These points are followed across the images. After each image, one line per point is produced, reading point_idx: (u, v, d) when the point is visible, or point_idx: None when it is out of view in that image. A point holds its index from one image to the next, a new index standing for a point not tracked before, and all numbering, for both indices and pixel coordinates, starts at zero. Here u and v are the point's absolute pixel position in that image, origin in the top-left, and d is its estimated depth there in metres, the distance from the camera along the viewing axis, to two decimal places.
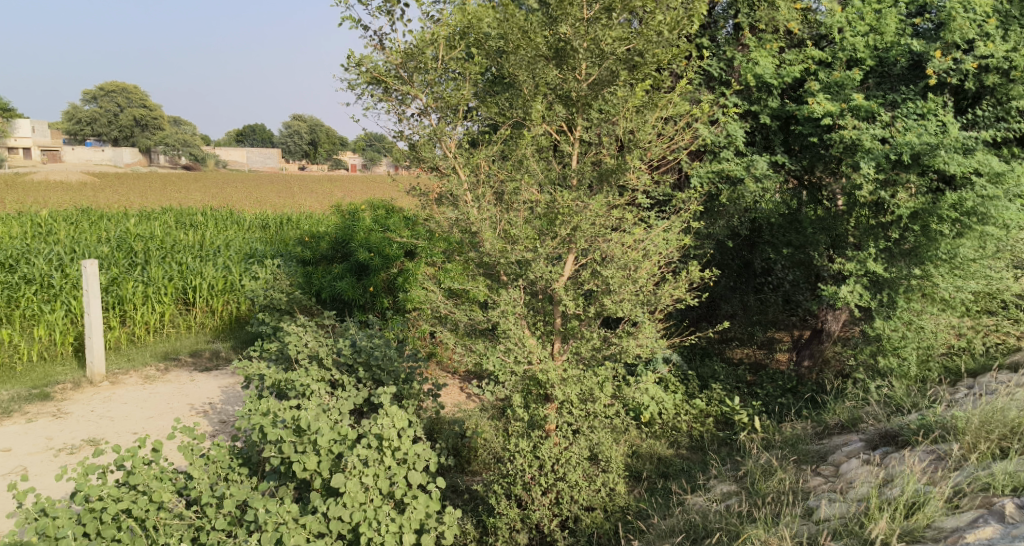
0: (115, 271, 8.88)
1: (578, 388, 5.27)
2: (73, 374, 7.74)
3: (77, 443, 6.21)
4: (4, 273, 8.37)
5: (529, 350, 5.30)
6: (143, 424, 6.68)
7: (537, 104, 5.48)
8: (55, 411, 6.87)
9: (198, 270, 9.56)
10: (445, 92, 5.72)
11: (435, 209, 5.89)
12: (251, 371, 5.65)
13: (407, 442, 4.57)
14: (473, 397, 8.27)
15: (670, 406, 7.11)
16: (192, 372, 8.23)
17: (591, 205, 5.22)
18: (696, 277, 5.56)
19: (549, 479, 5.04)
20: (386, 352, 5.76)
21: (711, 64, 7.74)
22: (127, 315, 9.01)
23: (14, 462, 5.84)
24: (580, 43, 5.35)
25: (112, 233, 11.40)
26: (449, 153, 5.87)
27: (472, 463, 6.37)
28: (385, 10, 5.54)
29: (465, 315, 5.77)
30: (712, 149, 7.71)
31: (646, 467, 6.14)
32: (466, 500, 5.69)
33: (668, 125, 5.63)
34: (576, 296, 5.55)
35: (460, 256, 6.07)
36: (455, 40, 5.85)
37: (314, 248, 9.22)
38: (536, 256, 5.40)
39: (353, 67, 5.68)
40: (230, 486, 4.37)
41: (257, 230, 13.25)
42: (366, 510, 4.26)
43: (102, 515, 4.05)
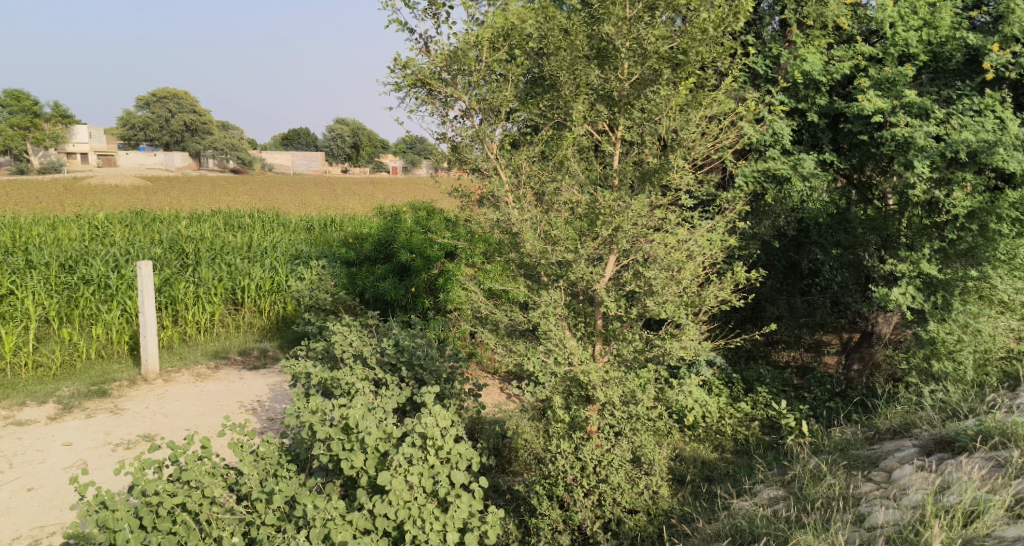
0: (168, 272, 9.15)
1: (621, 390, 5.24)
2: (128, 371, 8.00)
3: (133, 439, 6.40)
4: (64, 273, 8.69)
5: (570, 351, 5.30)
6: (195, 421, 6.86)
7: (578, 105, 5.47)
8: (112, 407, 7.12)
9: (246, 270, 9.79)
10: (487, 94, 5.77)
11: (476, 210, 5.96)
12: (298, 369, 5.76)
13: (451, 442, 4.62)
14: (514, 398, 8.29)
15: (714, 409, 7.00)
16: (241, 371, 8.41)
17: (633, 205, 5.20)
18: (741, 278, 5.48)
19: (591, 481, 5.05)
20: (428, 352, 5.81)
21: (757, 62, 7.65)
22: (179, 315, 9.26)
23: (75, 456, 6.05)
24: (622, 43, 5.35)
25: (164, 235, 11.68)
26: (491, 154, 5.87)
27: (514, 463, 6.40)
28: (430, 12, 5.60)
29: (506, 316, 5.79)
30: (757, 148, 7.63)
31: (689, 470, 6.07)
32: (508, 500, 5.73)
33: (713, 124, 5.55)
34: (618, 297, 5.49)
35: (501, 258, 6.09)
36: (498, 42, 5.88)
37: (358, 249, 9.36)
38: (578, 256, 5.37)
39: (399, 69, 5.77)
40: (279, 482, 4.48)
41: (302, 232, 13.52)
42: (411, 508, 4.32)
43: (158, 509, 4.19)
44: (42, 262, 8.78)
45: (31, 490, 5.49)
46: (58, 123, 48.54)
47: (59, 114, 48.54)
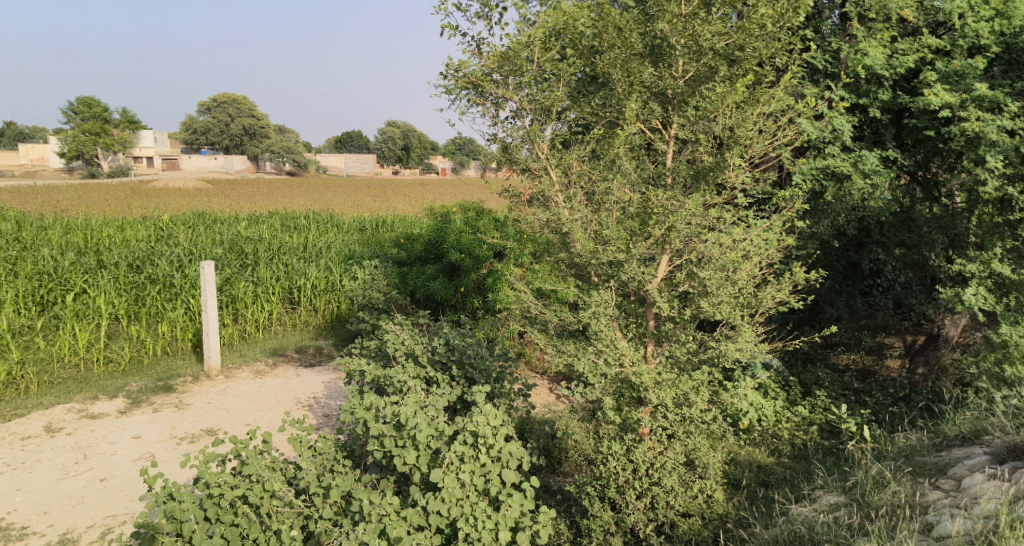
0: (229, 272, 9.44)
1: (674, 392, 5.17)
2: (192, 367, 8.28)
3: (196, 433, 6.62)
4: (132, 273, 9.05)
5: (621, 352, 5.27)
6: (255, 416, 7.06)
7: (631, 103, 5.40)
8: (177, 402, 7.37)
9: (303, 270, 10.06)
10: (539, 94, 5.82)
11: (526, 210, 5.98)
12: (352, 367, 5.86)
13: (501, 441, 4.64)
14: (563, 398, 8.28)
15: (770, 413, 6.85)
16: (298, 368, 8.62)
17: (688, 204, 5.13)
18: (800, 279, 5.35)
19: (644, 483, 5.00)
20: (478, 351, 5.85)
21: (816, 57, 7.46)
22: (239, 314, 9.54)
23: (143, 449, 6.29)
24: (677, 40, 5.29)
25: (224, 236, 12.02)
26: (541, 154, 5.94)
27: (565, 463, 6.39)
28: (482, 15, 5.64)
29: (556, 316, 5.78)
30: (816, 145, 7.47)
31: (745, 475, 5.96)
32: (559, 500, 5.71)
33: (770, 121, 5.43)
34: (671, 297, 5.42)
35: (551, 258, 6.08)
36: (550, 42, 5.89)
37: (409, 249, 9.48)
38: (629, 256, 5.30)
39: (452, 72, 5.84)
40: (335, 477, 4.58)
41: (353, 233, 13.76)
42: (463, 505, 4.35)
43: (221, 501, 4.32)
44: (112, 263, 9.16)
45: (104, 480, 5.73)
46: (126, 128, 50.20)
47: (126, 120, 50.16)
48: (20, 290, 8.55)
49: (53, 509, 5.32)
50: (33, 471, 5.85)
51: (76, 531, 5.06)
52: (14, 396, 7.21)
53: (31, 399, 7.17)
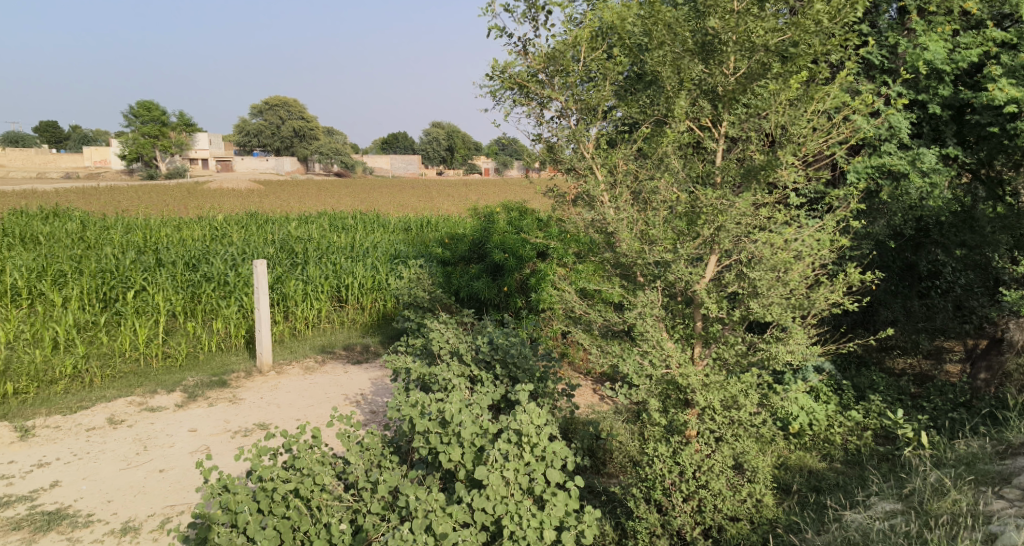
0: (280, 270, 9.72)
1: (722, 394, 5.10)
2: (245, 362, 8.50)
3: (249, 427, 6.80)
4: (189, 272, 9.38)
5: (667, 353, 5.22)
6: (305, 411, 7.20)
7: (681, 101, 5.34)
8: (231, 396, 7.57)
9: (350, 269, 10.27)
10: (585, 94, 5.81)
11: (571, 209, 5.97)
12: (398, 364, 5.94)
13: (546, 440, 4.65)
14: (607, 399, 8.22)
15: (822, 417, 6.69)
16: (346, 365, 8.75)
17: (738, 203, 5.06)
18: (855, 280, 5.22)
19: (690, 486, 4.94)
20: (522, 350, 5.87)
21: (872, 52, 7.29)
22: (290, 311, 9.76)
23: (199, 441, 6.48)
24: (730, 36, 5.24)
25: (276, 235, 12.32)
26: (587, 154, 5.90)
27: (609, 464, 6.35)
28: (530, 16, 5.64)
29: (600, 315, 5.76)
30: (872, 142, 7.28)
31: (795, 480, 5.83)
32: (603, 501, 5.67)
33: (823, 119, 5.31)
34: (719, 298, 5.34)
35: (596, 258, 6.04)
36: (597, 41, 5.86)
37: (453, 249, 9.57)
38: (677, 256, 5.27)
39: (498, 73, 5.85)
40: (382, 472, 4.64)
41: (398, 232, 13.95)
42: (508, 503, 4.36)
43: (274, 493, 4.43)
44: (170, 262, 9.49)
45: (163, 471, 5.92)
46: (183, 131, 51.72)
47: (183, 123, 51.68)
48: (84, 287, 8.89)
49: (116, 497, 5.52)
50: (97, 461, 6.08)
51: (137, 519, 5.23)
52: (79, 388, 7.51)
53: (95, 392, 7.46)
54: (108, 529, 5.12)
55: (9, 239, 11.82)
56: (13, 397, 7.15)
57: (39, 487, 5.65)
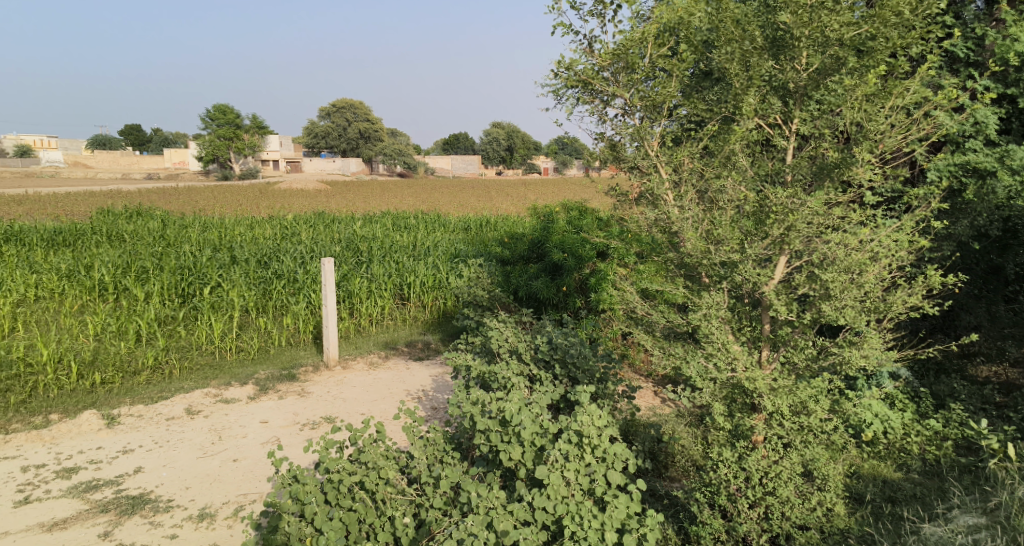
0: (346, 268, 10.10)
1: (791, 399, 4.97)
2: (313, 357, 8.72)
3: (317, 420, 6.97)
4: (261, 269, 9.85)
5: (733, 357, 5.10)
6: (369, 406, 7.35)
7: (749, 97, 5.17)
8: (299, 390, 7.78)
9: (412, 268, 10.51)
10: (651, 91, 5.72)
11: (633, 209, 5.89)
12: (458, 361, 5.98)
13: (607, 441, 4.63)
14: (669, 402, 8.09)
15: (897, 426, 6.41)
16: (408, 361, 8.90)
17: (810, 202, 4.91)
18: (935, 282, 5.01)
19: (757, 492, 4.82)
20: (581, 351, 5.84)
21: (956, 45, 6.98)
22: (355, 308, 9.99)
23: (270, 433, 6.69)
24: (802, 32, 5.10)
25: (342, 233, 12.72)
26: (651, 151, 5.78)
27: (672, 468, 6.25)
28: (596, 12, 5.59)
29: (663, 316, 5.67)
30: (954, 139, 7.10)
31: (869, 489, 5.62)
32: (666, 504, 5.57)
33: (902, 114, 5.10)
34: (789, 301, 5.19)
35: (659, 259, 5.94)
36: (664, 38, 5.78)
37: (513, 248, 9.67)
38: (745, 257, 5.15)
39: (562, 71, 5.81)
40: (444, 468, 4.69)
41: (459, 232, 14.06)
42: (569, 503, 4.35)
43: (340, 485, 4.54)
44: (243, 259, 9.95)
45: (236, 460, 6.14)
46: (256, 134, 53.50)
47: (256, 126, 53.46)
48: (164, 283, 9.36)
49: (193, 484, 5.74)
50: (176, 449, 6.34)
51: (213, 506, 5.44)
52: (159, 380, 7.83)
53: (174, 383, 7.77)
54: (186, 515, 5.33)
55: (96, 237, 12.44)
56: (100, 386, 7.51)
57: (124, 472, 5.93)
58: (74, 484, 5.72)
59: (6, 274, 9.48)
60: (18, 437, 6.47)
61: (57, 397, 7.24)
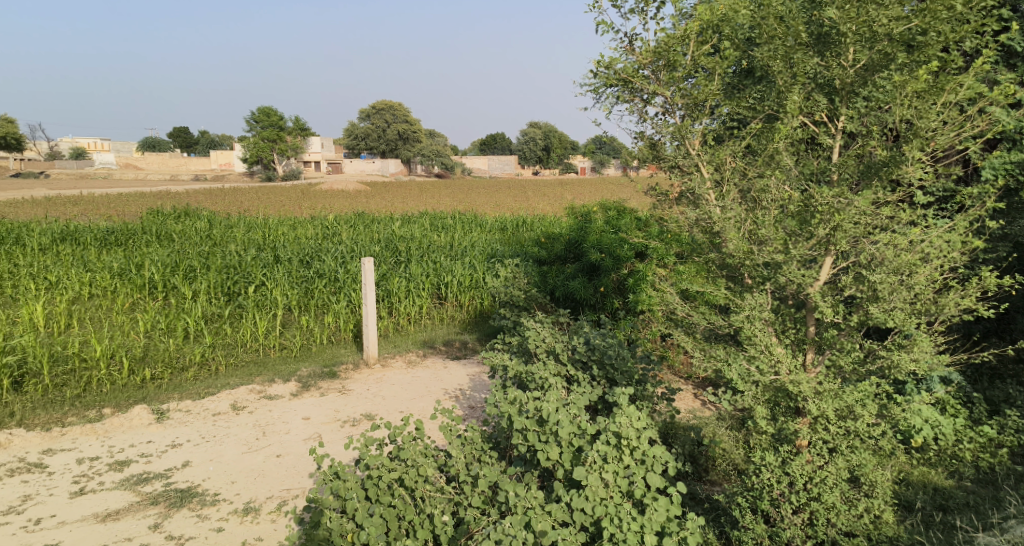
0: (385, 268, 10.24)
1: (836, 403, 4.86)
2: (353, 355, 8.82)
3: (357, 417, 7.06)
4: (303, 269, 10.05)
5: (777, 359, 5.02)
6: (407, 404, 7.41)
7: (794, 95, 5.06)
8: (340, 387, 7.89)
9: (450, 268, 10.59)
10: (692, 89, 5.63)
11: (674, 208, 5.84)
12: (496, 360, 5.99)
13: (646, 443, 4.59)
14: (709, 404, 7.98)
15: (949, 432, 6.21)
16: (446, 360, 8.95)
17: (856, 202, 4.80)
18: (990, 284, 4.84)
19: (801, 498, 4.72)
20: (619, 352, 5.79)
21: (1013, 38, 6.73)
22: (393, 308, 10.09)
23: (311, 429, 6.80)
24: (850, 27, 4.97)
25: (381, 233, 12.88)
26: (692, 150, 5.69)
27: (712, 471, 6.16)
28: (637, 10, 5.52)
29: (704, 318, 5.60)
30: (1010, 136, 6.84)
31: (918, 497, 5.46)
32: (707, 508, 5.50)
33: (955, 111, 4.94)
34: (835, 303, 5.08)
35: (700, 259, 5.86)
36: (707, 36, 5.70)
37: (549, 249, 9.79)
38: (789, 257, 5.06)
39: (602, 70, 5.77)
40: (483, 467, 4.70)
41: (496, 232, 14.08)
42: (607, 505, 4.32)
43: (380, 482, 4.59)
44: (286, 259, 10.19)
45: (280, 456, 6.25)
46: (298, 135, 54.44)
47: (298, 128, 54.38)
48: (211, 281, 9.60)
49: (239, 479, 5.86)
50: (221, 444, 6.49)
51: (257, 500, 5.54)
52: (206, 376, 8.01)
53: (220, 379, 7.94)
54: (232, 508, 5.44)
55: (145, 237, 12.79)
56: (150, 382, 7.72)
57: (172, 465, 6.08)
58: (125, 476, 5.89)
59: (62, 273, 9.80)
60: (73, 430, 6.68)
61: (109, 391, 7.46)
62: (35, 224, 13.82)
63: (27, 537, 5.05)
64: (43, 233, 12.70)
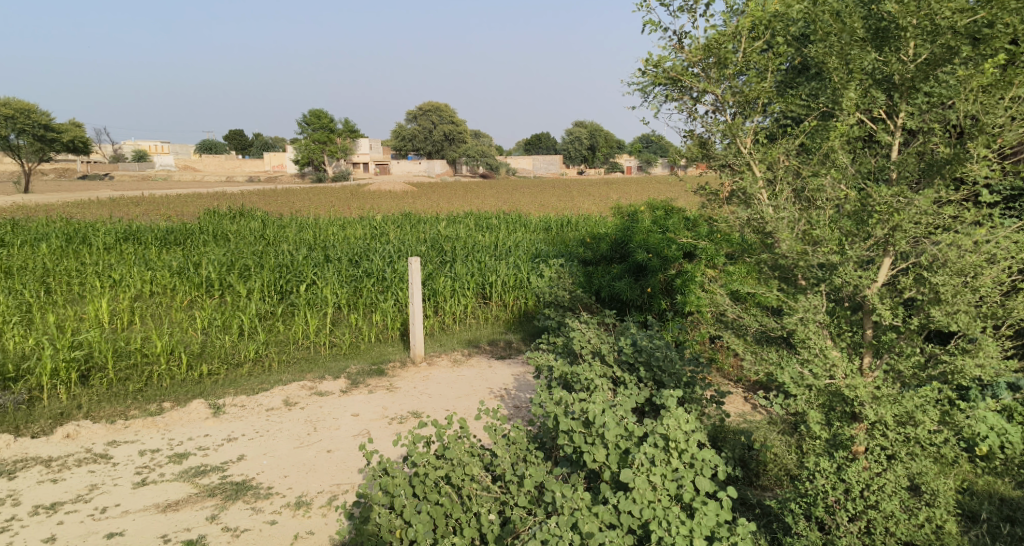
0: (431, 268, 10.35)
1: (895, 408, 4.71)
2: (400, 353, 8.92)
3: (404, 415, 7.13)
4: (351, 268, 10.23)
5: (832, 363, 4.89)
6: (453, 403, 7.46)
7: (850, 92, 4.92)
8: (388, 385, 7.99)
9: (494, 267, 10.64)
10: (743, 87, 5.51)
11: (724, 208, 5.74)
12: (541, 360, 5.98)
13: (695, 446, 4.52)
14: (759, 408, 7.82)
15: (1016, 440, 5.95)
16: (490, 359, 8.98)
17: (917, 201, 4.63)
18: None
19: (857, 505, 4.57)
20: (667, 354, 5.72)
21: None
22: (439, 307, 10.18)
23: (360, 425, 6.90)
24: (910, 21, 4.82)
25: (427, 233, 13.02)
26: (744, 149, 5.58)
27: (763, 476, 6.04)
28: (687, 7, 5.44)
29: (755, 320, 5.48)
30: None
31: (984, 508, 5.25)
32: (758, 514, 5.39)
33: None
34: (894, 305, 4.93)
35: (752, 260, 5.74)
36: (759, 32, 5.59)
37: (595, 249, 9.75)
38: (845, 259, 4.93)
39: (651, 68, 5.70)
40: (529, 467, 4.70)
41: (541, 232, 14.06)
42: (656, 508, 4.26)
43: (427, 479, 4.64)
44: (336, 259, 10.41)
45: (330, 451, 6.36)
46: (347, 137, 55.35)
47: (348, 130, 55.30)
48: (264, 280, 9.85)
49: (291, 473, 5.99)
50: (275, 438, 6.63)
51: (309, 494, 5.65)
52: (260, 372, 8.20)
53: (273, 375, 8.12)
54: (285, 502, 5.55)
55: (203, 236, 13.17)
56: (207, 377, 7.95)
57: (228, 459, 6.24)
58: (184, 469, 6.07)
59: (125, 271, 10.16)
60: (135, 423, 6.91)
61: (169, 386, 7.70)
62: (100, 224, 14.38)
63: (93, 524, 5.25)
64: (107, 233, 13.20)
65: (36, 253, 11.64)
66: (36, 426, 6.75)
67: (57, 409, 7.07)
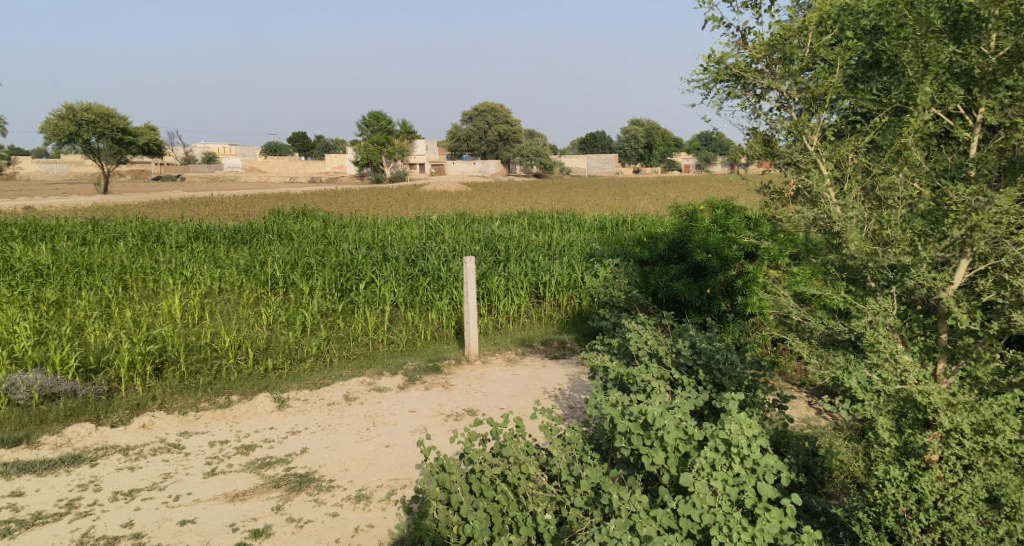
0: (486, 267, 10.44)
1: (972, 416, 4.49)
2: (455, 351, 8.99)
3: (460, 412, 7.18)
4: (408, 268, 10.42)
5: (903, 368, 4.72)
6: (509, 401, 7.47)
7: (925, 86, 4.71)
8: (444, 382, 8.06)
9: (548, 267, 10.67)
10: (810, 82, 5.35)
11: (788, 207, 5.60)
12: (597, 361, 5.94)
13: (757, 451, 4.40)
14: (824, 414, 7.58)
15: None
16: (544, 359, 8.96)
17: (998, 199, 4.38)
18: None
19: (930, 516, 4.32)
20: (727, 356, 5.61)
21: None
22: (494, 306, 10.25)
23: (417, 422, 6.98)
24: (993, 11, 4.63)
25: (481, 233, 13.12)
26: (810, 146, 5.43)
27: (828, 484, 5.87)
28: (750, 3, 5.34)
29: (821, 322, 5.32)
30: None
31: None
32: (823, 522, 5.24)
33: None
34: (971, 309, 4.71)
35: (817, 260, 5.58)
36: (827, 27, 5.43)
37: (652, 248, 9.62)
38: (918, 260, 4.73)
39: (712, 65, 5.62)
40: (586, 467, 4.67)
41: (596, 232, 13.97)
42: (716, 513, 4.17)
43: (484, 477, 4.66)
44: (394, 257, 10.63)
45: (388, 446, 6.45)
46: (405, 138, 56.13)
47: (405, 131, 56.12)
48: (326, 278, 10.09)
49: (351, 467, 6.10)
50: (335, 432, 6.78)
51: (369, 488, 5.75)
52: (322, 367, 8.39)
53: (334, 371, 8.29)
54: (346, 495, 5.67)
55: (268, 236, 13.54)
56: (272, 371, 8.19)
57: (292, 452, 6.41)
58: (251, 460, 6.26)
59: (196, 268, 10.55)
60: (206, 415, 7.15)
61: (236, 379, 7.96)
62: (172, 224, 14.98)
63: (167, 511, 5.45)
64: (178, 232, 13.73)
65: (114, 251, 12.19)
66: (115, 416, 7.08)
67: (133, 400, 7.39)
